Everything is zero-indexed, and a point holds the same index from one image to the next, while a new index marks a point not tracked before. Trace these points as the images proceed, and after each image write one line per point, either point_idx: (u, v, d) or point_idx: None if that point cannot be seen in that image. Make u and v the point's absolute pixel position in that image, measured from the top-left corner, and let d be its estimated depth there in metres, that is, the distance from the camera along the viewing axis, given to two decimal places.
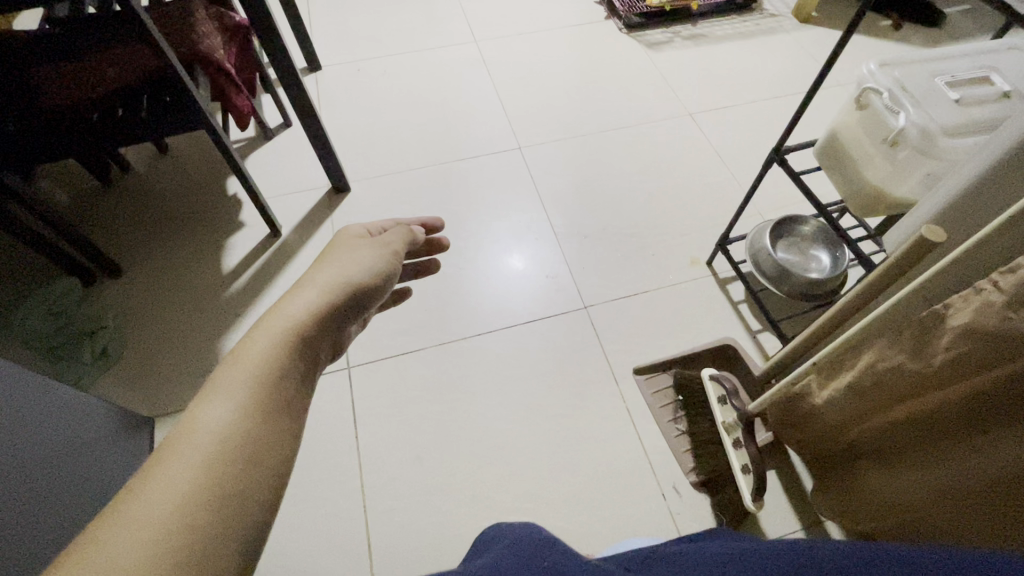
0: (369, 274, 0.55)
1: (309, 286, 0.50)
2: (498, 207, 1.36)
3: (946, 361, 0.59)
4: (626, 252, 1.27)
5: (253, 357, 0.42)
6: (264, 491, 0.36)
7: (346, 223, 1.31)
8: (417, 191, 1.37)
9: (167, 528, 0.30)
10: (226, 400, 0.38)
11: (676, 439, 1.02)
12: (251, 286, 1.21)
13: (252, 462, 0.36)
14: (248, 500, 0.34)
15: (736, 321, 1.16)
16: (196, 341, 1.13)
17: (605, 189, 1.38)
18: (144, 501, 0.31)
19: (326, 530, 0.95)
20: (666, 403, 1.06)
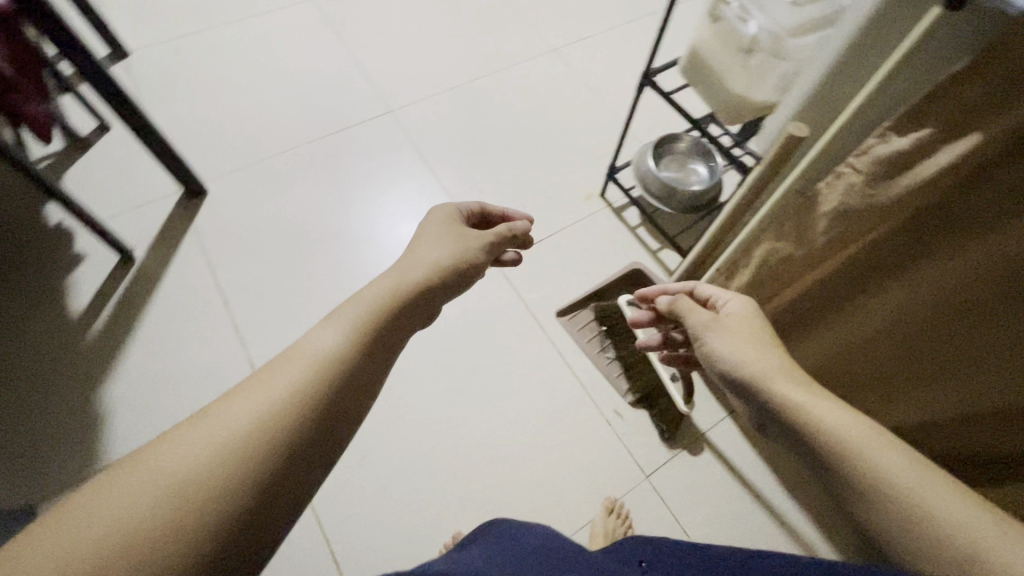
0: (463, 254, 0.59)
1: (420, 259, 0.56)
2: (383, 179, 1.27)
3: (826, 240, 0.68)
4: (524, 201, 1.26)
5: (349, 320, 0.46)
6: (310, 440, 0.38)
7: (213, 229, 1.15)
8: (288, 178, 1.24)
9: (224, 458, 0.35)
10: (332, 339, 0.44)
11: (609, 366, 1.07)
12: (114, 324, 1.04)
13: (321, 396, 0.40)
14: (296, 441, 0.38)
15: (638, 244, 1.21)
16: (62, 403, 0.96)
17: (490, 140, 1.34)
18: (214, 422, 0.36)
19: (282, 559, 0.89)
20: (593, 335, 1.10)
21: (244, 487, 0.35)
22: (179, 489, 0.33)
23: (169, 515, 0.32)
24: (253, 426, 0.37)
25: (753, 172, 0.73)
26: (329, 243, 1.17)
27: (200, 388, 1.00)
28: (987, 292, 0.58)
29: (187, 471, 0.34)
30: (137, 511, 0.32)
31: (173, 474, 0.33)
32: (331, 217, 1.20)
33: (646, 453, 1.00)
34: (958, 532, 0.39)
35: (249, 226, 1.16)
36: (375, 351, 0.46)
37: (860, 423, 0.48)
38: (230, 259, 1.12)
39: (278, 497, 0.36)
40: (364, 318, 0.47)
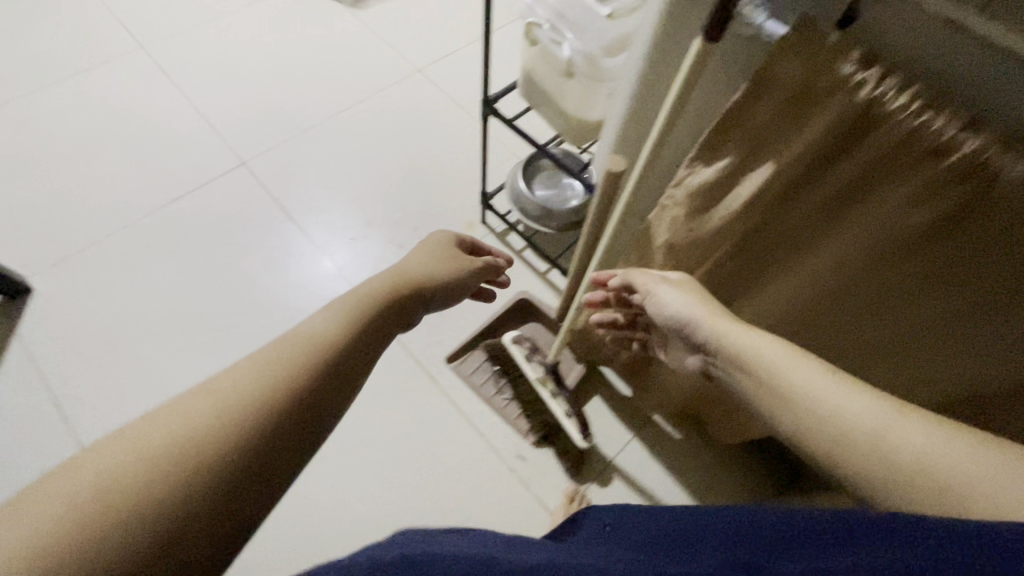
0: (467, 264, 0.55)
1: (410, 260, 0.52)
2: (243, 241, 1.16)
3: (669, 272, 0.64)
4: (401, 242, 1.19)
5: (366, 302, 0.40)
6: (277, 438, 0.31)
7: (47, 333, 1.02)
8: (132, 258, 1.11)
9: (166, 456, 0.27)
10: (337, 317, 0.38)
11: (508, 407, 1.01)
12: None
13: (307, 377, 0.33)
14: (258, 436, 0.30)
15: (525, 268, 1.16)
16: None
17: (360, 179, 1.26)
18: (177, 408, 0.30)
19: None
20: (488, 376, 1.03)
21: (175, 492, 0.27)
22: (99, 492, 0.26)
23: (84, 522, 0.25)
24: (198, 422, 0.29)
25: (590, 206, 0.68)
26: (188, 323, 1.05)
27: None
28: (862, 282, 0.51)
29: (134, 465, 0.27)
30: (60, 507, 0.25)
31: (100, 469, 0.26)
32: (188, 294, 1.08)
33: (554, 493, 0.96)
34: (990, 495, 0.31)
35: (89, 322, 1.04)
36: (369, 344, 0.38)
37: (865, 398, 0.40)
38: (72, 362, 1.00)
39: (218, 518, 0.28)
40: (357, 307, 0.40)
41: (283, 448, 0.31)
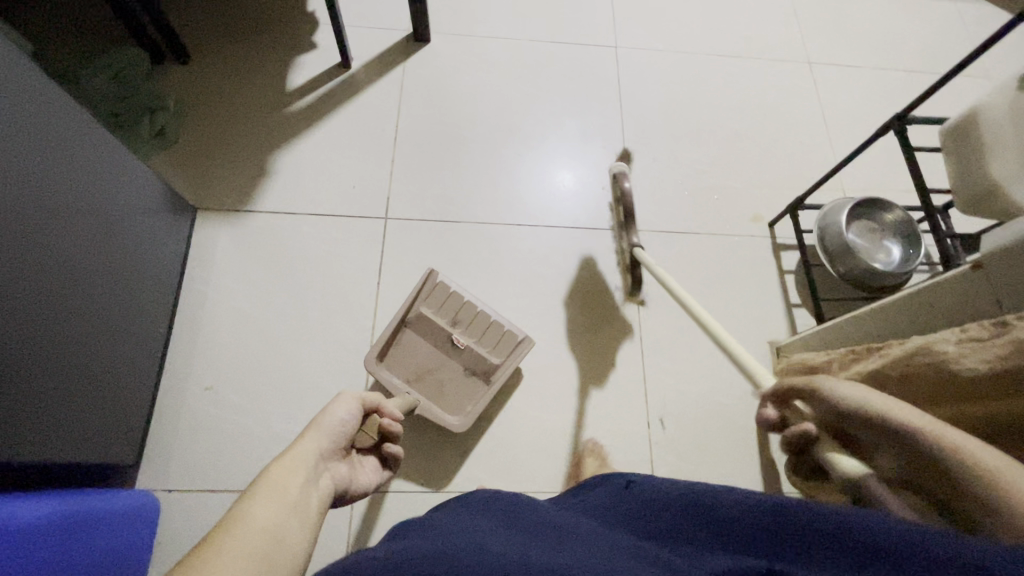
0: (328, 439, 0.64)
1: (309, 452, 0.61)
2: (570, 105, 1.26)
3: (986, 375, 0.57)
4: (687, 190, 1.20)
5: (316, 446, 0.62)
6: (296, 517, 0.51)
7: (417, 76, 1.24)
8: (494, 63, 1.28)
9: (269, 543, 0.47)
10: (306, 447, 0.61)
11: (501, 344, 0.99)
12: (298, 121, 1.16)
13: (285, 497, 0.52)
14: (293, 526, 0.50)
15: (777, 288, 1.12)
16: (242, 185, 1.10)
17: (565, 115, 1.25)
18: (271, 515, 0.49)
19: (332, 358, 1.00)
20: (467, 376, 0.99)
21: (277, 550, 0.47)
22: (274, 515, 0.49)
23: (269, 537, 0.47)
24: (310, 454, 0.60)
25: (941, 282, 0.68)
26: (501, 134, 1.22)
27: (331, 198, 1.11)
28: None
29: (265, 538, 0.47)
30: (261, 529, 0.47)
31: (265, 525, 0.48)
32: (512, 112, 1.24)
33: (668, 474, 0.96)
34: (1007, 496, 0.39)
35: (441, 88, 1.24)
36: (297, 512, 0.52)
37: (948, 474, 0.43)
38: (414, 108, 1.21)
39: None
40: (324, 438, 0.63)
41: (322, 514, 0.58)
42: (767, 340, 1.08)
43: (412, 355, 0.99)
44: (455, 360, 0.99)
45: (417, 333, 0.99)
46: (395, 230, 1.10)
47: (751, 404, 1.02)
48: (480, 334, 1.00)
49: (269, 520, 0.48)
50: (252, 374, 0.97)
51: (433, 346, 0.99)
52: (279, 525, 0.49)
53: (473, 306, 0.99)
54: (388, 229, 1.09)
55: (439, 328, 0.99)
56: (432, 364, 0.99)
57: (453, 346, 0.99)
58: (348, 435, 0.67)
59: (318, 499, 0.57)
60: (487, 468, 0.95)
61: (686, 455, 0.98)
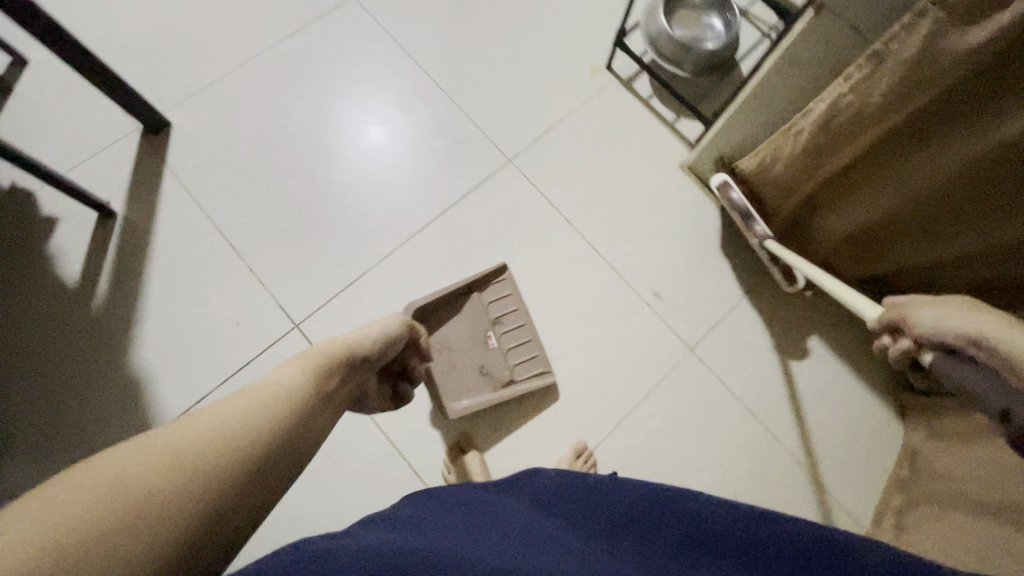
0: (318, 374, 0.50)
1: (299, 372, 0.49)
2: (361, 83, 1.12)
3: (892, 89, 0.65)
4: (523, 87, 1.14)
5: (298, 377, 0.48)
6: (240, 452, 0.38)
7: (193, 167, 1.03)
8: (255, 97, 1.09)
9: (176, 468, 0.35)
10: (290, 377, 0.47)
11: (528, 363, 0.97)
12: (116, 305, 0.94)
13: (243, 430, 0.40)
14: (220, 463, 0.37)
15: (653, 116, 1.14)
16: (124, 411, 0.89)
17: (342, 82, 1.11)
18: (195, 430, 0.38)
19: (368, 476, 0.93)
20: (478, 373, 0.97)
21: (186, 496, 0.34)
22: (200, 439, 0.37)
23: (173, 471, 0.34)
24: (297, 389, 0.47)
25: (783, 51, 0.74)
26: (325, 161, 1.06)
27: (224, 350, 0.94)
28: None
29: (176, 463, 0.35)
30: (164, 461, 0.35)
31: (192, 442, 0.37)
32: (316, 130, 1.08)
33: (687, 327, 1.03)
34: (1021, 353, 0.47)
35: (227, 161, 1.04)
36: (326, 411, 0.49)
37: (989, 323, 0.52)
38: (221, 200, 1.02)
39: (208, 530, 0.35)
40: (321, 377, 0.50)
41: (287, 465, 0.42)
42: (677, 167, 1.12)
43: (447, 328, 0.98)
44: (477, 352, 0.98)
45: (462, 314, 0.98)
46: (315, 326, 0.97)
47: (702, 225, 1.09)
48: (514, 344, 0.98)
49: (294, 398, 0.45)
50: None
51: (467, 330, 0.98)
52: (197, 455, 0.36)
53: (520, 317, 0.98)
54: (306, 332, 0.96)
55: (481, 320, 0.98)
56: (457, 345, 0.97)
57: (484, 342, 0.98)
58: (376, 354, 0.62)
59: (318, 403, 0.48)
60: (564, 445, 0.96)
61: (690, 301, 1.05)
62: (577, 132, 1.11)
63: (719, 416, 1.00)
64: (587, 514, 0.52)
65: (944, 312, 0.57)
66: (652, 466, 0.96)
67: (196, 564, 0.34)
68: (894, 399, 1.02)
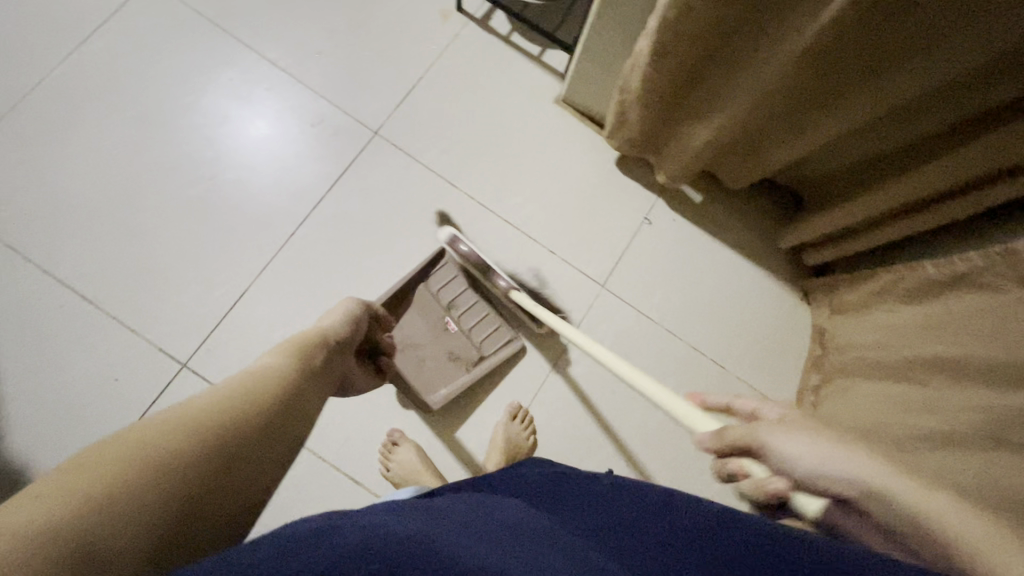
0: (298, 364, 0.56)
1: (279, 360, 0.55)
2: (188, 79, 0.98)
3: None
4: (370, 48, 1.04)
5: (280, 368, 0.54)
6: (224, 437, 0.44)
7: (9, 220, 0.89)
8: (62, 121, 0.94)
9: (168, 447, 0.39)
10: (267, 368, 0.53)
11: (492, 336, 0.95)
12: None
13: (229, 417, 0.45)
14: (208, 443, 0.42)
15: (516, 54, 1.07)
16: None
17: (166, 83, 0.97)
18: (184, 414, 0.43)
19: (306, 496, 0.89)
20: (449, 360, 0.94)
21: (170, 470, 0.38)
22: (190, 420, 0.43)
23: (163, 446, 0.39)
24: (280, 380, 0.52)
25: None
26: (169, 178, 0.94)
27: (110, 412, 0.85)
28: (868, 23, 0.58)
29: (167, 438, 0.40)
30: (156, 437, 0.40)
31: (181, 423, 0.42)
32: (150, 144, 0.95)
33: (595, 264, 1.02)
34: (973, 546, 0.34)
35: (50, 202, 0.91)
36: (314, 388, 0.56)
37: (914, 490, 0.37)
38: (55, 249, 0.89)
39: (191, 507, 0.39)
40: (300, 367, 0.56)
41: (263, 456, 0.46)
42: (555, 102, 1.07)
43: (405, 325, 0.95)
44: (439, 341, 0.95)
45: (415, 308, 0.95)
46: (205, 361, 0.89)
47: (589, 158, 1.06)
48: (473, 323, 0.96)
49: (282, 380, 0.52)
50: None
51: (425, 321, 0.95)
52: (184, 433, 0.41)
53: (473, 295, 0.96)
54: (197, 368, 0.88)
55: (434, 308, 0.95)
56: (419, 339, 0.94)
57: (444, 328, 0.95)
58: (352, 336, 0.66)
59: (298, 391, 0.53)
60: (500, 411, 0.95)
61: (593, 238, 1.03)
62: (441, 87, 1.04)
63: (643, 342, 1.01)
64: (553, 499, 0.48)
65: (818, 444, 0.41)
66: (588, 408, 0.97)
67: (193, 529, 0.38)
68: (801, 285, 1.06)
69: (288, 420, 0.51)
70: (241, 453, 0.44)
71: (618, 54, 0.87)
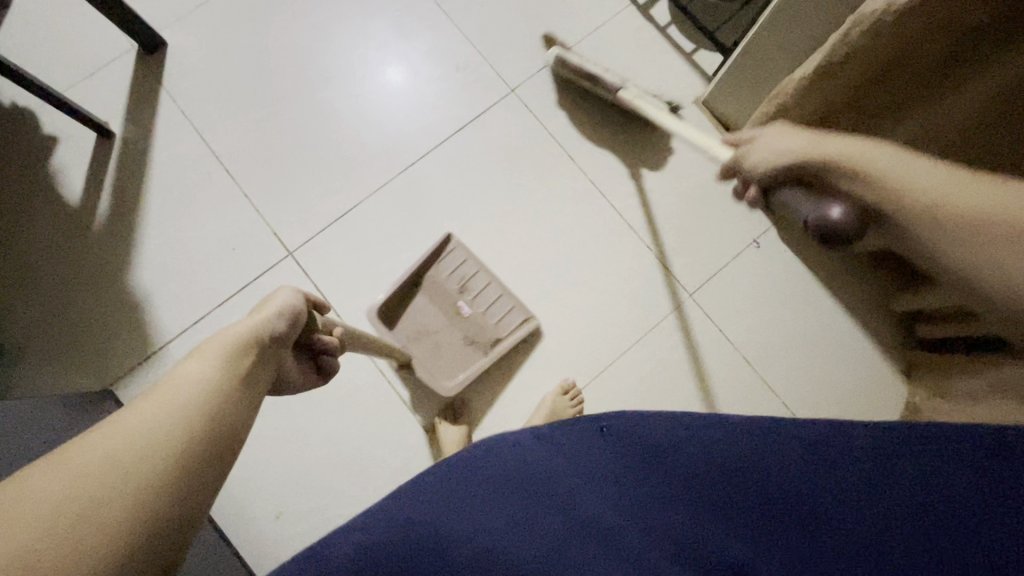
0: (227, 376, 0.40)
1: (200, 377, 0.38)
2: (362, 5, 1.06)
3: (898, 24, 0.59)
4: (530, 10, 1.07)
5: (208, 379, 0.39)
6: (142, 502, 0.31)
7: (189, 90, 1.01)
8: (252, 16, 1.05)
9: (39, 553, 0.27)
10: (184, 384, 0.37)
11: (508, 315, 0.95)
12: (115, 227, 0.96)
13: (146, 479, 0.32)
14: (105, 535, 0.29)
15: (669, 47, 1.06)
16: (125, 329, 0.93)
17: (344, 3, 1.06)
18: (52, 490, 0.29)
19: (358, 403, 0.95)
20: (466, 343, 0.95)
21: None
22: (75, 494, 0.29)
23: (36, 543, 0.27)
24: (199, 403, 0.36)
25: None
26: (322, 89, 1.03)
27: (219, 275, 0.95)
28: None
29: (31, 547, 0.27)
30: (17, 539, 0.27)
31: (59, 498, 0.29)
32: (315, 55, 1.04)
33: (689, 273, 1.00)
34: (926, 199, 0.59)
35: (223, 84, 1.02)
36: (252, 410, 0.40)
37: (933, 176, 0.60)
38: (216, 125, 1.01)
39: None
40: (235, 372, 0.40)
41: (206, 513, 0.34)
42: (694, 103, 1.04)
43: (417, 312, 0.96)
44: (455, 325, 0.96)
45: (425, 294, 0.96)
46: (308, 256, 0.97)
47: (713, 167, 1.03)
48: (483, 305, 0.95)
49: (209, 401, 0.37)
50: (303, 471, 0.93)
51: (437, 308, 0.96)
52: (69, 517, 0.28)
53: (484, 277, 0.95)
54: (300, 261, 0.97)
55: (446, 292, 0.96)
56: (433, 326, 0.96)
57: (456, 312, 0.96)
58: (290, 325, 0.49)
59: (239, 409, 0.39)
60: (552, 384, 0.96)
61: (694, 246, 1.01)
62: (586, 63, 1.05)
63: (714, 363, 0.97)
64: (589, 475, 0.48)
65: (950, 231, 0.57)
66: (641, 408, 0.96)
67: None
68: (906, 357, 0.97)
69: (235, 452, 0.37)
70: (175, 515, 0.32)
71: (777, 63, 0.84)
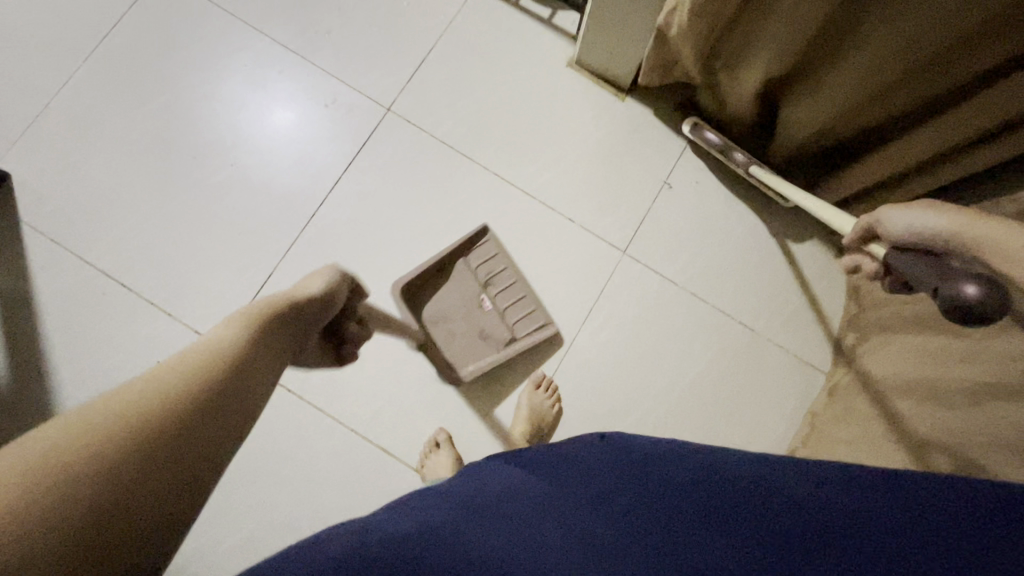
0: (258, 325, 0.47)
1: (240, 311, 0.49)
2: (206, 68, 1.00)
3: None
4: (380, 23, 1.03)
5: (238, 331, 0.45)
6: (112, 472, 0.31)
7: (51, 213, 0.94)
8: (93, 114, 0.97)
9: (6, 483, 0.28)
10: (222, 332, 0.44)
11: (528, 317, 0.95)
12: (24, 380, 0.89)
13: (135, 430, 0.33)
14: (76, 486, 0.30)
15: (527, 19, 1.04)
16: None
17: (187, 72, 1.00)
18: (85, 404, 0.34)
19: (341, 466, 0.93)
20: (484, 338, 0.95)
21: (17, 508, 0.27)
22: (89, 423, 0.32)
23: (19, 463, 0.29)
24: (219, 362, 0.41)
25: None
26: (194, 167, 0.97)
27: None
28: None
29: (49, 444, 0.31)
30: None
31: (79, 425, 0.32)
32: (175, 134, 0.98)
33: (617, 230, 1.00)
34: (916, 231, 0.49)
35: (87, 196, 0.95)
36: (258, 380, 0.43)
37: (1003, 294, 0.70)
38: (95, 240, 0.94)
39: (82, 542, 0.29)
40: (243, 348, 0.44)
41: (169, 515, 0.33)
42: (569, 66, 1.04)
43: (439, 299, 0.96)
44: (476, 318, 0.95)
45: (454, 282, 0.96)
46: None
47: (607, 121, 1.03)
48: (510, 300, 0.95)
49: (220, 364, 0.41)
50: None
51: (460, 297, 0.96)
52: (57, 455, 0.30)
53: (511, 274, 0.95)
54: None
55: (472, 285, 0.96)
56: (453, 314, 0.96)
57: (478, 304, 0.96)
58: (325, 306, 0.58)
59: (262, 360, 0.45)
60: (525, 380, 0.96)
61: (612, 203, 1.01)
62: (452, 58, 1.02)
63: (668, 306, 0.99)
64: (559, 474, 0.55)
65: (908, 207, 0.50)
66: (613, 373, 0.97)
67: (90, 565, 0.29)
68: (835, 242, 1.01)
69: (216, 452, 0.37)
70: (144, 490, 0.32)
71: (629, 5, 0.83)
